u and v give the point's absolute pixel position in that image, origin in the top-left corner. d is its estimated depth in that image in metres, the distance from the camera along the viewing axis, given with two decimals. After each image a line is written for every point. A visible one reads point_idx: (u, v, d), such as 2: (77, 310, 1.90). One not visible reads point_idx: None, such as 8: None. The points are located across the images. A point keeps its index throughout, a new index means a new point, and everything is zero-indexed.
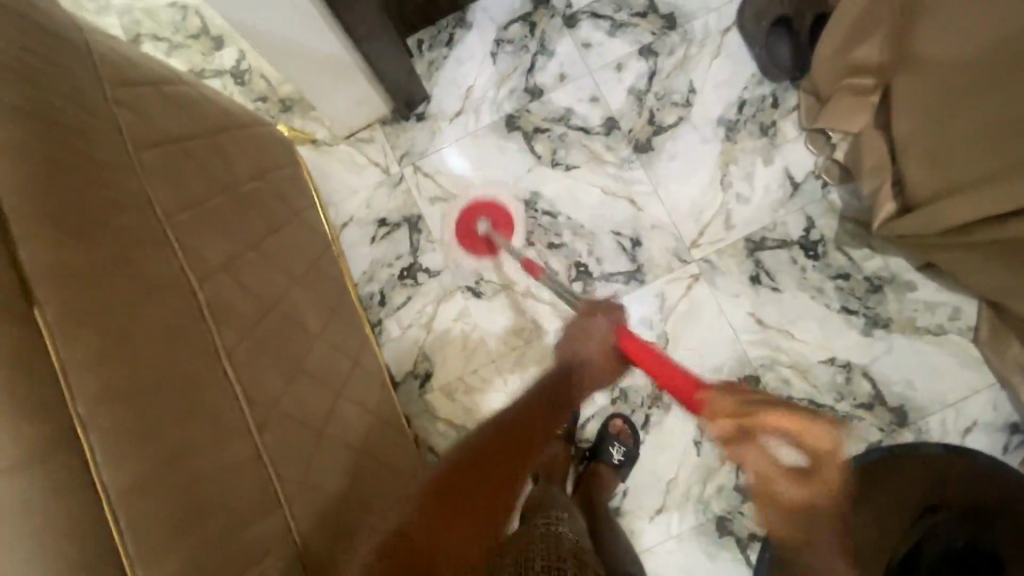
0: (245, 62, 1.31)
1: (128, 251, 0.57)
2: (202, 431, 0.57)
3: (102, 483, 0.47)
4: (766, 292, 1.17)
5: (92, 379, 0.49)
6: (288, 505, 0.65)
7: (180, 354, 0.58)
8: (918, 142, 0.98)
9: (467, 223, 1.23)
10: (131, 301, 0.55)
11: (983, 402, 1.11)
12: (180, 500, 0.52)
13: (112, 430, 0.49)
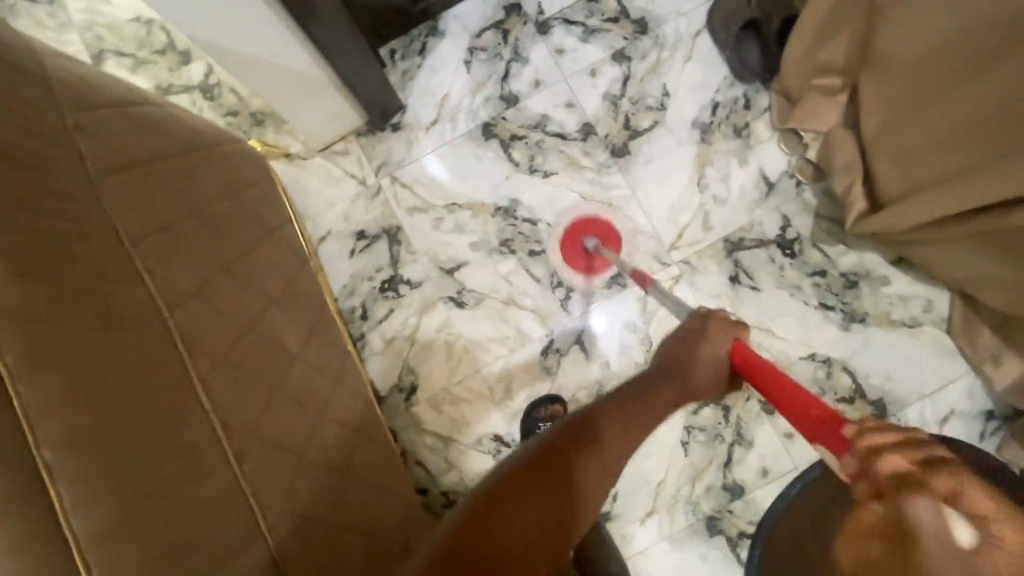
0: (213, 76, 1.29)
1: (93, 284, 0.55)
2: (178, 465, 0.55)
3: (73, 529, 0.45)
4: (746, 292, 1.18)
5: (57, 421, 0.47)
6: (274, 536, 0.63)
7: (151, 387, 0.56)
8: (887, 140, 1.00)
9: (577, 232, 1.21)
10: (96, 335, 0.53)
11: (959, 391, 1.14)
12: (156, 540, 0.50)
13: (80, 473, 0.47)
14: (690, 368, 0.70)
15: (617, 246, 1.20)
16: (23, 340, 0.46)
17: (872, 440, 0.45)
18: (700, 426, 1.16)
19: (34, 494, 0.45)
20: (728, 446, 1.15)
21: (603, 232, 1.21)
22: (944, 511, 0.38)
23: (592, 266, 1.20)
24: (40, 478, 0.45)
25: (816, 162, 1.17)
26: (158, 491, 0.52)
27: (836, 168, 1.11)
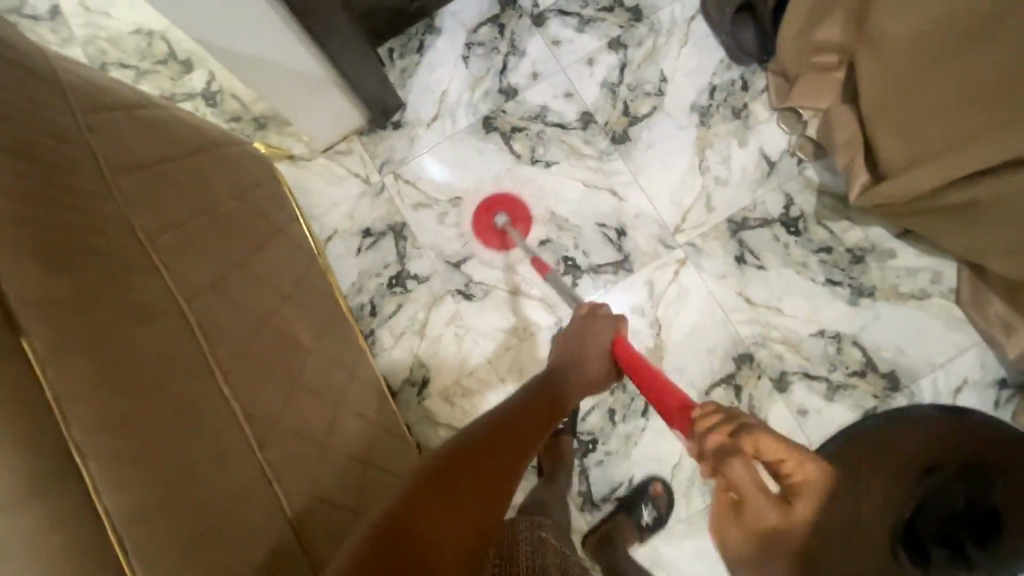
0: (215, 83, 1.30)
1: (116, 277, 0.56)
2: (204, 449, 0.57)
3: (107, 512, 0.46)
4: (752, 271, 1.18)
5: (88, 407, 0.48)
6: (297, 521, 0.65)
7: (174, 376, 0.57)
8: (885, 112, 1.00)
9: (484, 217, 1.23)
10: (120, 326, 0.54)
11: (972, 360, 1.14)
12: (186, 526, 0.51)
13: (113, 458, 0.48)
14: (585, 357, 0.89)
15: (525, 226, 1.22)
16: (55, 328, 0.48)
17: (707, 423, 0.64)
18: None
19: (69, 478, 0.46)
20: None
21: (512, 211, 1.23)
22: (750, 464, 0.58)
23: (501, 245, 1.22)
24: (75, 461, 0.46)
25: (817, 139, 1.17)
26: (186, 478, 0.53)
27: (837, 144, 1.12)
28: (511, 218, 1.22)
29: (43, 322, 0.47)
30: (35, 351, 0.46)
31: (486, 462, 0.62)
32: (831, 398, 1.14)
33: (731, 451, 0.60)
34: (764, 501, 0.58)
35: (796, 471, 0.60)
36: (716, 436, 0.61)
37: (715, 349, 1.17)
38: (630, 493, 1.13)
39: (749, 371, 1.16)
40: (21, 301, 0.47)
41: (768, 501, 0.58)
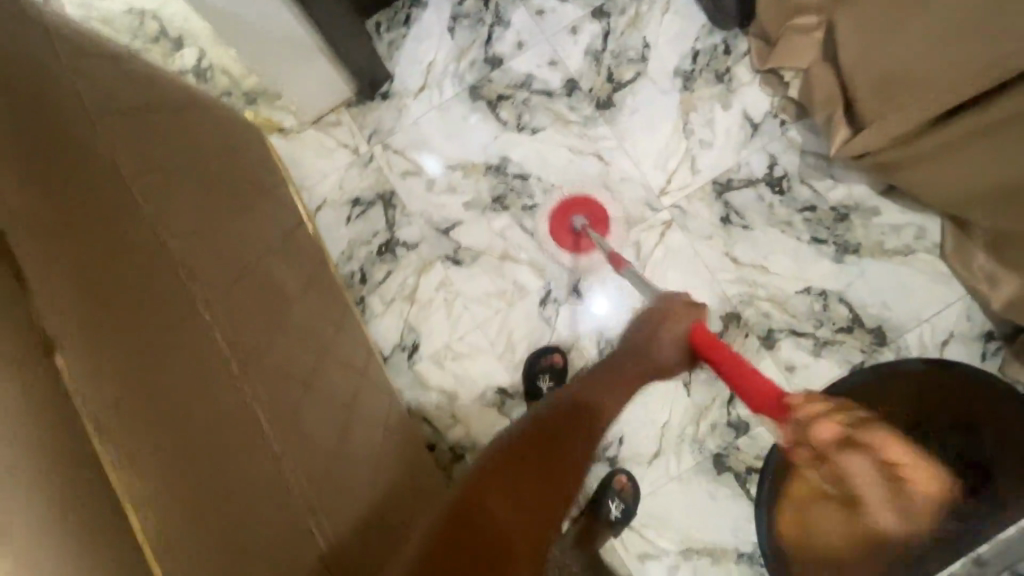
0: (206, 60, 1.32)
1: (95, 200, 0.55)
2: (185, 387, 0.53)
3: (80, 400, 0.41)
4: (738, 231, 1.19)
5: (61, 293, 0.44)
6: (281, 473, 0.62)
7: (151, 309, 0.55)
8: (863, 65, 1.01)
9: (564, 212, 1.21)
10: (87, 232, 0.51)
11: (957, 313, 1.15)
12: (162, 439, 0.47)
13: (85, 350, 0.44)
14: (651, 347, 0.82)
15: (603, 227, 1.20)
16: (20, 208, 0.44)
17: (810, 411, 0.59)
18: None
19: (41, 353, 0.40)
20: None
21: (592, 212, 1.21)
22: (868, 456, 0.54)
23: (579, 248, 1.21)
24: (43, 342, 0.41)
25: (799, 100, 1.19)
26: (162, 391, 0.50)
27: (818, 101, 1.13)
28: (590, 218, 1.21)
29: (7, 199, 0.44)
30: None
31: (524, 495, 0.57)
32: (818, 354, 1.15)
33: (852, 446, 0.55)
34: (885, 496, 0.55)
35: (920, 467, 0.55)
36: (830, 430, 0.56)
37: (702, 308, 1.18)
38: (596, 489, 1.12)
39: (735, 329, 1.17)
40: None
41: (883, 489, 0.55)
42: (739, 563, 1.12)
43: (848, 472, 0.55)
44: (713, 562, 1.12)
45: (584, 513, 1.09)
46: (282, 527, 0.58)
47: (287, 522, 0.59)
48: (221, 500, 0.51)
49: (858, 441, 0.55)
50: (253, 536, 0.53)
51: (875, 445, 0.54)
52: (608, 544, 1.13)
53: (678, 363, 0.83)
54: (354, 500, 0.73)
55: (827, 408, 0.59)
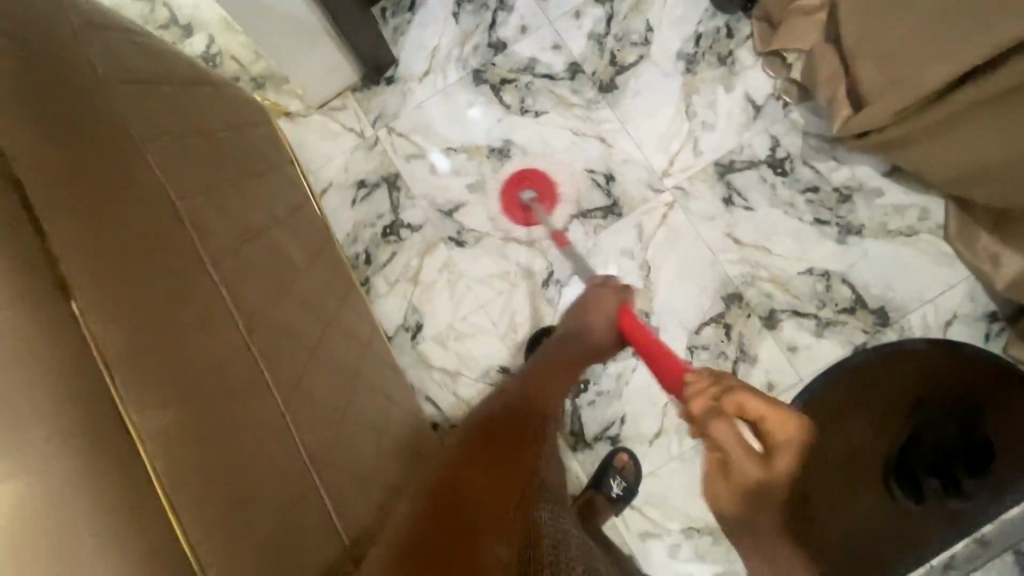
0: (214, 46, 1.33)
1: (115, 166, 0.58)
2: (211, 348, 0.56)
3: (107, 372, 0.45)
4: (740, 212, 1.20)
5: (87, 271, 0.48)
6: (299, 431, 0.64)
7: (175, 269, 0.57)
8: (867, 40, 0.99)
9: (511, 189, 1.25)
10: (114, 204, 0.54)
11: (962, 294, 1.14)
12: (189, 406, 0.50)
13: (111, 318, 0.48)
14: (587, 335, 0.92)
15: (551, 203, 1.24)
16: (51, 198, 0.49)
17: (694, 389, 0.67)
18: (702, 345, 1.18)
19: (73, 342, 0.45)
20: (731, 363, 1.17)
21: (540, 185, 1.25)
22: (724, 420, 0.60)
23: (524, 217, 1.24)
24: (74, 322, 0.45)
25: (801, 82, 1.19)
26: (191, 354, 0.53)
27: (821, 82, 1.12)
28: (538, 193, 1.25)
29: (37, 190, 0.48)
30: (30, 215, 0.47)
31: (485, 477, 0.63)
32: (821, 334, 1.16)
33: (718, 411, 0.62)
34: (749, 461, 0.57)
35: (779, 427, 0.57)
36: (700, 402, 0.65)
37: (704, 289, 1.19)
38: (599, 467, 1.13)
39: (738, 310, 1.18)
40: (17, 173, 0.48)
41: (747, 455, 0.57)
42: None
43: (714, 438, 0.60)
44: (715, 540, 1.13)
45: (587, 490, 1.10)
46: (304, 489, 0.60)
47: (300, 483, 0.60)
48: (245, 462, 0.54)
49: (723, 407, 0.62)
50: (264, 500, 0.54)
51: (734, 408, 0.61)
52: (612, 523, 1.14)
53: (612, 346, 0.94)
54: (359, 458, 0.75)
55: (710, 386, 0.66)
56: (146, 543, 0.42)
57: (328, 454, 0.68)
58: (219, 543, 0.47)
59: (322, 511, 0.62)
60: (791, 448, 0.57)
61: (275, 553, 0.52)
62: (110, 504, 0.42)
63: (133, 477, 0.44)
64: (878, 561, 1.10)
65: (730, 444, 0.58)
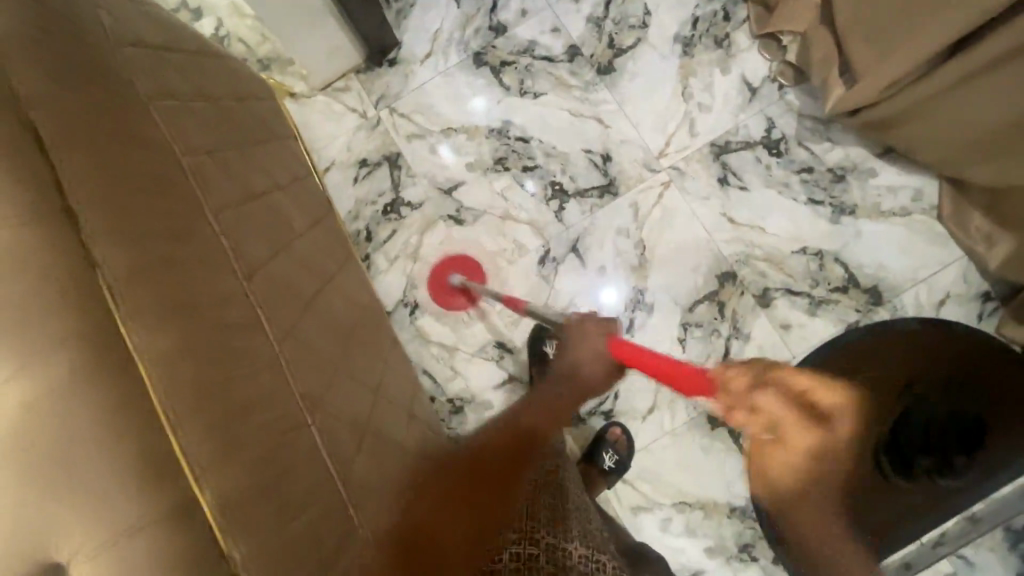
0: (223, 29, 1.35)
1: (128, 130, 0.62)
2: (215, 304, 0.61)
3: (113, 301, 0.52)
4: (735, 192, 1.22)
5: (107, 236, 0.54)
6: (297, 383, 0.67)
7: (185, 227, 0.62)
8: (858, 21, 1.00)
9: (440, 274, 1.25)
10: (130, 167, 0.60)
11: (954, 274, 1.15)
12: (197, 359, 0.55)
13: (125, 276, 0.54)
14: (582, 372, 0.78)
15: (481, 276, 1.24)
16: (67, 148, 0.55)
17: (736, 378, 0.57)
18: (696, 322, 1.19)
19: (98, 296, 0.52)
20: (724, 340, 1.18)
21: (468, 270, 1.24)
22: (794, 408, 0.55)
23: (467, 301, 1.24)
24: (87, 258, 0.53)
25: (797, 64, 1.20)
26: (198, 311, 0.58)
27: (814, 62, 1.14)
28: (466, 273, 1.24)
29: (54, 141, 0.55)
30: (50, 164, 0.54)
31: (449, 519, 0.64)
32: (814, 313, 1.17)
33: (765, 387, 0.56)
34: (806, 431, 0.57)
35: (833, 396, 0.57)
36: (741, 378, 0.57)
37: (698, 268, 1.20)
38: (592, 441, 1.14)
39: (732, 288, 1.19)
40: (36, 126, 0.55)
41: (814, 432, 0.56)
42: (732, 516, 1.13)
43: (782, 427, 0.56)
44: (706, 515, 1.14)
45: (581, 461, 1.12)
46: (306, 445, 0.63)
47: (294, 415, 0.63)
48: (241, 386, 0.58)
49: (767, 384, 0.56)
50: (264, 439, 0.58)
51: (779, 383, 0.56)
52: (604, 497, 1.15)
53: (609, 377, 0.79)
54: (354, 408, 0.77)
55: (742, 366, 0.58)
56: (142, 447, 0.49)
57: (326, 403, 0.71)
58: (211, 452, 0.52)
59: (318, 446, 0.65)
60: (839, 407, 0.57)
61: (283, 506, 0.57)
62: (110, 416, 0.49)
63: (131, 390, 0.50)
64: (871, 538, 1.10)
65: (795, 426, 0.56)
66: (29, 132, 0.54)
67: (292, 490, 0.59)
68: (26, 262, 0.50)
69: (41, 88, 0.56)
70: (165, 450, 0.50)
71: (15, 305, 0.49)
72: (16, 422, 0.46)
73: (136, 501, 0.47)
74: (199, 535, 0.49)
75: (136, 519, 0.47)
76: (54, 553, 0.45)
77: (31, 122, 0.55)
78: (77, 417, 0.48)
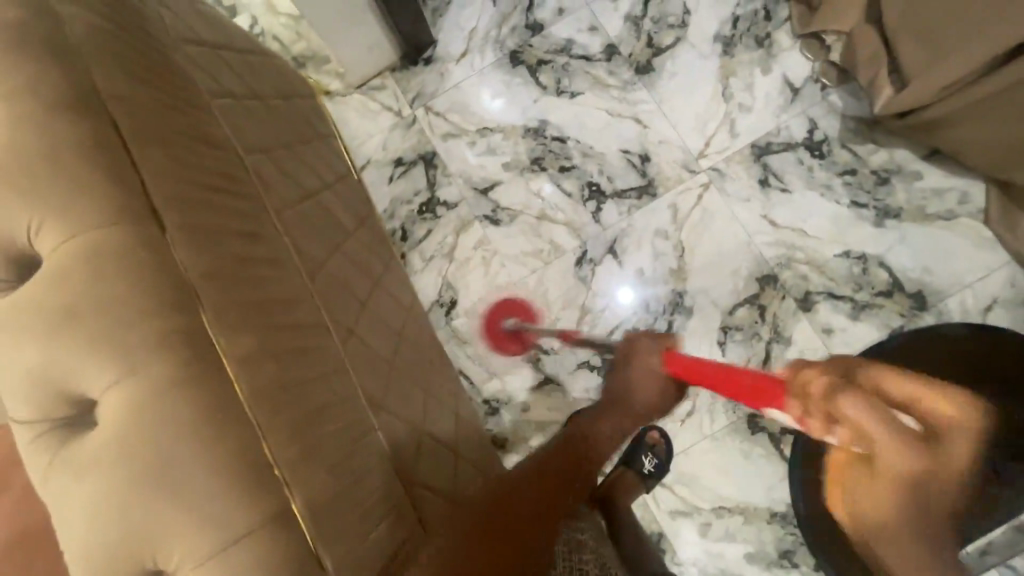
0: (258, 27, 1.33)
1: (201, 130, 0.62)
2: (289, 307, 0.61)
3: (200, 305, 0.53)
4: (777, 194, 1.20)
5: (191, 241, 0.55)
6: (361, 386, 0.67)
7: (259, 230, 0.63)
8: (911, 20, 0.98)
9: (493, 320, 1.23)
10: (206, 170, 0.60)
11: (1001, 280, 1.13)
12: (277, 365, 0.56)
13: (209, 281, 0.55)
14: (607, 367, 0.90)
15: (533, 318, 1.22)
16: (149, 154, 0.56)
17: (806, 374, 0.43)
18: (736, 326, 1.18)
19: (185, 300, 0.53)
20: (765, 344, 1.16)
21: (520, 312, 1.23)
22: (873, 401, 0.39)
23: (518, 346, 1.22)
24: (175, 262, 0.54)
25: (841, 64, 1.18)
26: (274, 315, 0.58)
27: (861, 61, 1.11)
28: (518, 316, 1.23)
29: (138, 150, 0.56)
30: (136, 173, 0.55)
31: (501, 542, 0.58)
32: (856, 317, 1.15)
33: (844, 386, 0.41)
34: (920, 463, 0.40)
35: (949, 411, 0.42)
36: (819, 381, 0.42)
37: (738, 271, 1.19)
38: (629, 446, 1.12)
39: (773, 291, 1.18)
40: (121, 131, 0.56)
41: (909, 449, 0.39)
42: (772, 522, 1.12)
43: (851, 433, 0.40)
44: (745, 520, 1.13)
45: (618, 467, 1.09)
46: (375, 451, 0.63)
47: (364, 419, 0.64)
48: (317, 389, 0.59)
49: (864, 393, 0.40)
50: (340, 445, 0.58)
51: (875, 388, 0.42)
52: (641, 506, 1.14)
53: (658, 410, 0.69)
54: (409, 409, 0.76)
55: (826, 363, 0.44)
56: (233, 449, 0.50)
57: (386, 404, 0.71)
58: (295, 458, 0.53)
59: (385, 449, 0.66)
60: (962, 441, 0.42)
61: (359, 512, 0.57)
62: (204, 427, 0.50)
63: (218, 393, 0.51)
64: None
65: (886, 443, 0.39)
66: (117, 142, 0.56)
67: (370, 493, 0.60)
68: (120, 269, 0.52)
69: (123, 94, 0.58)
70: (254, 454, 0.51)
71: (111, 313, 0.51)
72: (122, 430, 0.49)
73: (235, 512, 0.49)
74: (291, 540, 0.50)
75: (239, 529, 0.49)
76: (161, 560, 0.49)
77: (117, 128, 0.56)
78: (172, 425, 0.49)
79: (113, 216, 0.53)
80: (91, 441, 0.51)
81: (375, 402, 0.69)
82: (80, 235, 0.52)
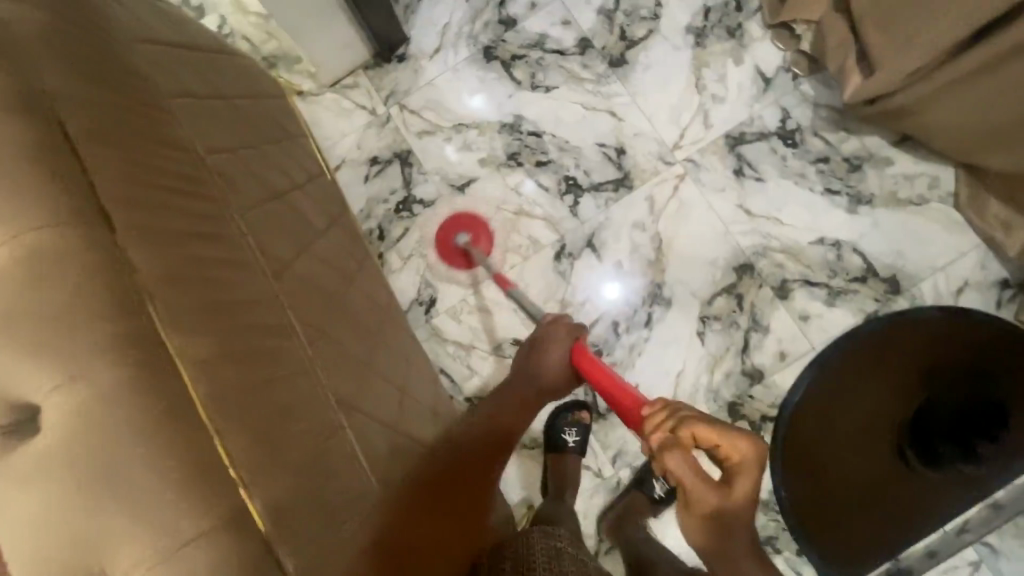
0: (226, 26, 1.30)
1: (155, 129, 0.61)
2: (246, 308, 0.61)
3: (151, 307, 0.53)
4: (751, 183, 1.21)
5: (143, 243, 0.54)
6: (328, 385, 0.67)
7: (217, 231, 0.62)
8: (876, 6, 0.99)
9: (446, 233, 1.25)
10: (159, 172, 0.59)
11: (973, 262, 1.15)
12: (233, 367, 0.56)
13: (161, 282, 0.54)
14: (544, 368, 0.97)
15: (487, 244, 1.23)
16: (97, 155, 0.55)
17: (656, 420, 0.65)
18: (715, 315, 1.18)
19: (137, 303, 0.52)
20: (744, 333, 1.17)
21: (474, 230, 1.24)
22: (683, 452, 0.61)
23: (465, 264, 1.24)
24: (125, 264, 0.53)
25: (811, 53, 1.19)
26: (232, 315, 0.58)
27: (829, 50, 1.12)
28: (473, 235, 1.24)
29: (85, 150, 0.55)
30: (83, 173, 0.54)
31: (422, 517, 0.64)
32: (831, 303, 1.16)
33: (673, 443, 0.62)
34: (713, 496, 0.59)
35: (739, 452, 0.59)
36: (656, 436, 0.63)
37: (716, 261, 1.20)
38: (640, 469, 1.13)
39: (750, 280, 1.18)
40: (67, 131, 0.55)
41: (705, 485, 0.59)
42: None
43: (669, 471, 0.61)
44: None
45: (629, 489, 1.11)
46: (338, 449, 0.64)
47: (328, 418, 0.64)
48: (275, 390, 0.59)
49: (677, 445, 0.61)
50: (300, 445, 0.59)
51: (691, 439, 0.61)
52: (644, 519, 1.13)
53: (568, 381, 0.86)
54: (380, 408, 0.76)
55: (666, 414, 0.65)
56: (188, 451, 0.49)
57: (354, 402, 0.71)
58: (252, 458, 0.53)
59: (351, 448, 0.66)
60: (751, 480, 0.59)
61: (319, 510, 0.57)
62: (156, 431, 0.49)
63: (172, 396, 0.50)
64: (893, 527, 1.10)
65: (688, 478, 0.59)
66: (62, 142, 0.54)
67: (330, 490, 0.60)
68: (67, 272, 0.50)
69: (70, 94, 0.56)
70: (209, 456, 0.50)
71: (57, 318, 0.49)
72: (70, 437, 0.48)
73: (188, 515, 0.48)
74: (249, 543, 0.49)
75: (191, 532, 0.48)
76: (109, 567, 0.47)
77: (62, 128, 0.55)
78: (123, 430, 0.48)
79: (58, 218, 0.52)
80: (39, 451, 0.49)
81: (343, 401, 0.68)
82: (23, 236, 0.51)
